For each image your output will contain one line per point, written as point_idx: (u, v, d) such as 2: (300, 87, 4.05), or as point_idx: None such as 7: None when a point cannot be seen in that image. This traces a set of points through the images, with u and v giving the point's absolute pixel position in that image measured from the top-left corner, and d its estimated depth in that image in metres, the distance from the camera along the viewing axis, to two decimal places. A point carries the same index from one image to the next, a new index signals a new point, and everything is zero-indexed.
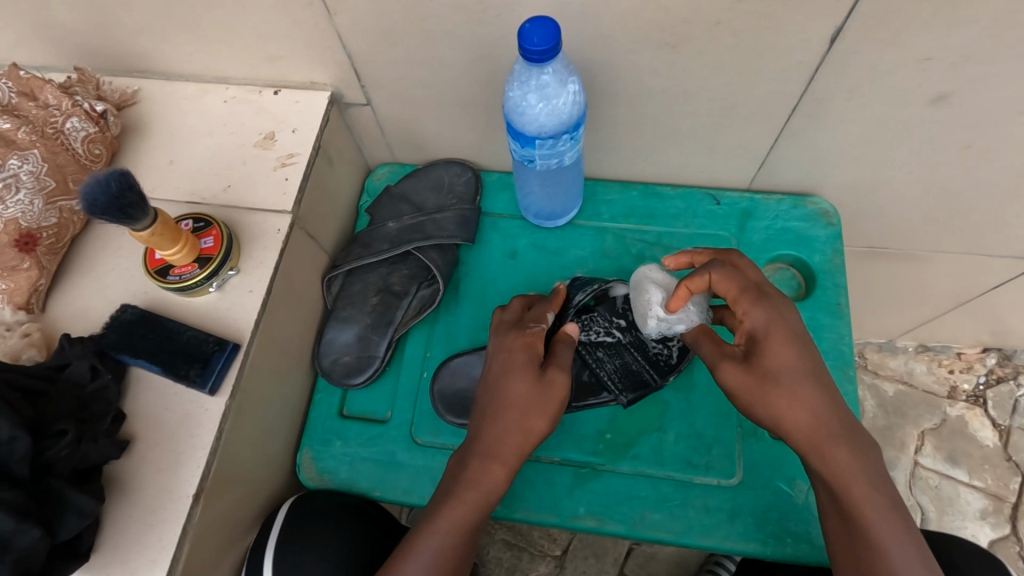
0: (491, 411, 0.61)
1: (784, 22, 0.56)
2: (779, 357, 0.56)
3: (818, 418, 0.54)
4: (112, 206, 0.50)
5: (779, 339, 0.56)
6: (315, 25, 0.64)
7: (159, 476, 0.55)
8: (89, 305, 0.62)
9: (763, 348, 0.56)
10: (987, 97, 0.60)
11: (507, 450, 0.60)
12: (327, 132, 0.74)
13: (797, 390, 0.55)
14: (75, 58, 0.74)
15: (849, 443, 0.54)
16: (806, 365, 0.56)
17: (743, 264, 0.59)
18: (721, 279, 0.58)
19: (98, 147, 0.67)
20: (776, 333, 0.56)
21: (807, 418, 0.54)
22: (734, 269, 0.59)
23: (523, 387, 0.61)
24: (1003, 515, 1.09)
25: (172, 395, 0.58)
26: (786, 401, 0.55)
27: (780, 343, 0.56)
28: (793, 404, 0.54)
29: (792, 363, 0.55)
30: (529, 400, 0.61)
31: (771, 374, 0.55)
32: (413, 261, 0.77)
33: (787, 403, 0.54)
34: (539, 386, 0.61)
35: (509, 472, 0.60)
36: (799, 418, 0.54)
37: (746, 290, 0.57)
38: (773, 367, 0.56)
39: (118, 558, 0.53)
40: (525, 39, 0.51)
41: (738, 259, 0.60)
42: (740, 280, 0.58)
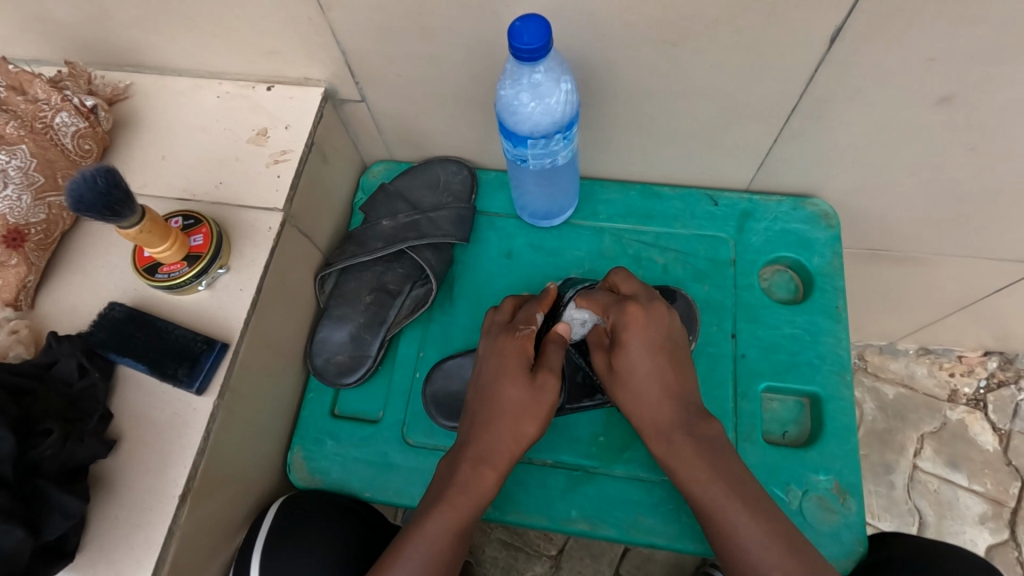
0: (488, 416, 0.61)
1: (784, 20, 0.55)
2: (633, 355, 0.61)
3: (661, 406, 0.61)
4: (98, 202, 0.49)
5: (637, 335, 0.61)
6: (309, 20, 0.63)
7: (146, 476, 0.55)
8: (78, 302, 0.62)
9: (625, 326, 0.62)
10: (990, 99, 0.59)
11: (500, 457, 0.60)
12: (322, 128, 0.73)
13: (633, 370, 0.62)
14: (68, 52, 0.73)
15: (709, 461, 0.58)
16: (659, 363, 0.62)
17: (627, 279, 0.65)
18: (621, 284, 0.65)
19: (89, 142, 0.66)
20: (635, 329, 0.61)
21: (637, 403, 0.62)
22: (627, 282, 0.65)
23: (517, 392, 0.60)
24: (1002, 520, 1.08)
25: (160, 394, 0.57)
26: (630, 389, 0.62)
27: (634, 339, 0.61)
28: (642, 388, 0.62)
29: (646, 352, 0.61)
30: (522, 406, 0.60)
31: (623, 360, 0.62)
32: (407, 259, 0.76)
33: (628, 393, 0.62)
34: (533, 390, 0.61)
35: (500, 477, 0.60)
36: (643, 400, 0.61)
37: (612, 301, 0.64)
38: (625, 360, 0.62)
39: (104, 558, 0.52)
40: (516, 38, 0.50)
41: (619, 278, 0.66)
42: (640, 291, 0.64)
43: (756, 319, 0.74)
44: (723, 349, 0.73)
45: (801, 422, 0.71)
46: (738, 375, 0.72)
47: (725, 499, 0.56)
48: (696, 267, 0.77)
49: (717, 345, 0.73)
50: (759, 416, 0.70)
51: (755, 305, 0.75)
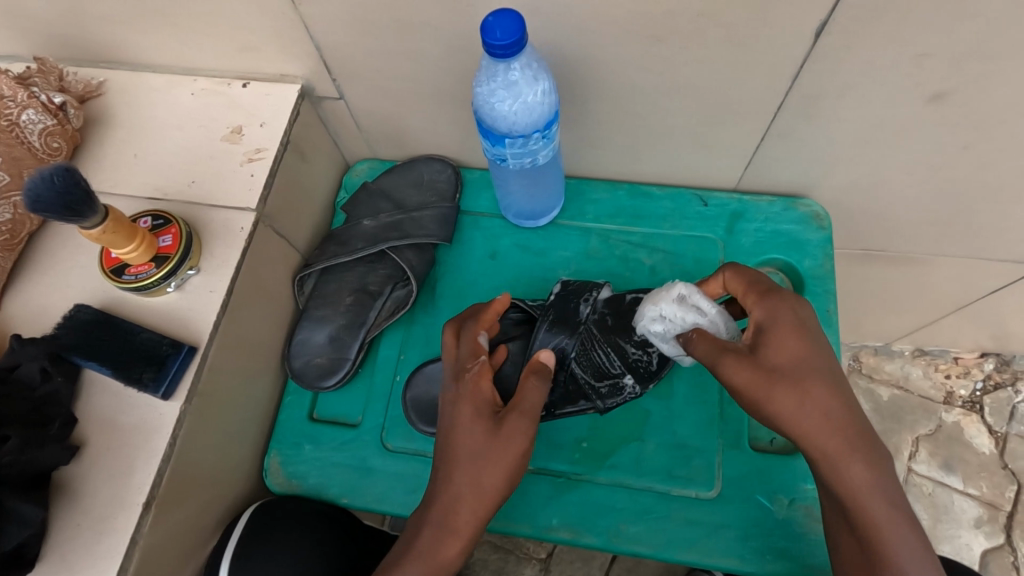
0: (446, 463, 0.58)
1: (766, 14, 0.53)
2: (784, 346, 0.53)
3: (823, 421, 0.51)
4: (57, 202, 0.48)
5: (790, 330, 0.53)
6: (281, 13, 0.61)
7: (110, 483, 0.53)
8: (44, 304, 0.60)
9: (778, 330, 0.54)
10: (981, 95, 0.57)
11: (459, 510, 0.58)
12: (299, 125, 0.72)
13: (784, 357, 0.53)
14: (40, 48, 0.71)
15: (865, 454, 0.50)
16: (803, 352, 0.53)
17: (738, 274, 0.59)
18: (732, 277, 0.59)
19: (57, 140, 0.64)
20: (784, 324, 0.54)
21: (823, 420, 0.51)
22: (739, 280, 0.58)
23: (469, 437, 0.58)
24: (998, 524, 1.07)
25: (126, 399, 0.56)
26: (797, 395, 0.51)
27: (785, 335, 0.53)
28: (799, 390, 0.52)
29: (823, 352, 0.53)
30: (475, 450, 0.57)
31: (771, 351, 0.53)
32: (389, 260, 0.75)
33: (801, 403, 0.51)
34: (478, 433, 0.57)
35: (468, 537, 0.58)
36: (807, 404, 0.51)
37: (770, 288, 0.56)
38: (775, 352, 0.53)
39: (64, 569, 0.51)
40: (488, 33, 0.49)
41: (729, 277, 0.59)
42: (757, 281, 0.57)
43: None
44: None
45: None
46: None
47: (887, 522, 0.49)
48: (684, 268, 0.76)
49: None
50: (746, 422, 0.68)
51: None
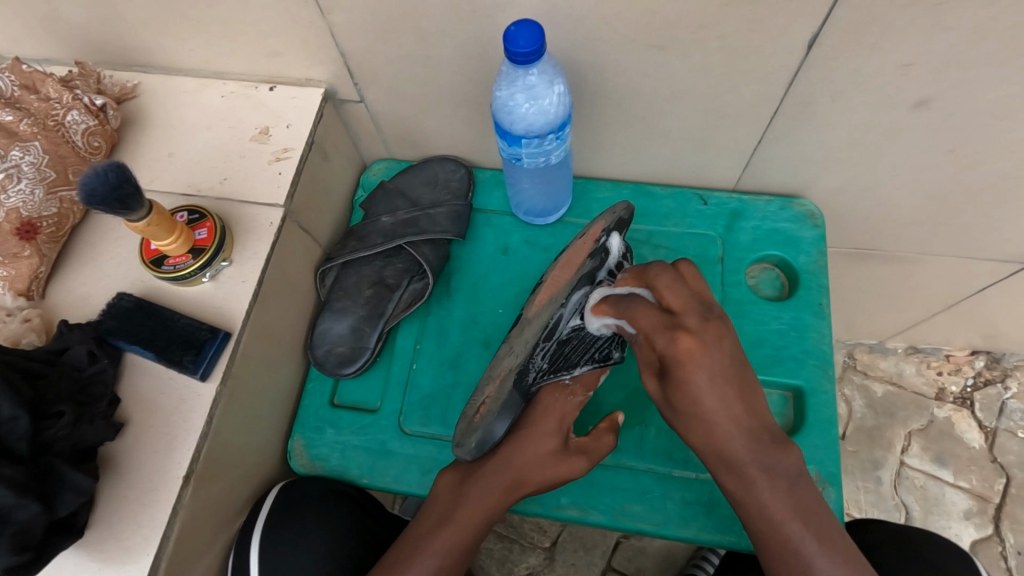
0: (512, 485, 0.62)
1: (764, 25, 0.57)
2: (697, 382, 0.55)
3: (727, 432, 0.56)
4: (109, 196, 0.52)
5: (697, 373, 0.55)
6: (310, 22, 0.65)
7: (153, 458, 0.57)
8: (86, 293, 0.64)
9: (680, 361, 0.55)
10: (963, 103, 0.61)
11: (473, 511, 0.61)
12: (322, 127, 0.76)
13: (694, 401, 0.56)
14: (78, 52, 0.75)
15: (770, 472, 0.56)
16: (725, 391, 0.56)
17: (641, 311, 0.59)
18: (664, 290, 0.59)
19: (98, 139, 0.69)
20: (690, 367, 0.55)
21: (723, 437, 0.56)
22: (676, 297, 0.58)
23: (545, 467, 0.62)
24: (987, 515, 1.11)
25: (166, 380, 0.60)
26: (699, 420, 0.57)
27: (688, 370, 0.55)
28: (709, 416, 0.56)
29: (707, 380, 0.55)
30: (549, 479, 0.63)
31: (684, 394, 0.56)
32: (406, 255, 0.79)
33: (708, 428, 0.57)
34: (566, 467, 0.63)
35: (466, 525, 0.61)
36: (716, 432, 0.56)
37: (696, 318, 0.57)
38: (682, 392, 0.56)
39: (112, 536, 0.54)
40: (511, 41, 0.53)
41: (637, 305, 0.59)
42: (658, 321, 0.58)
43: (741, 315, 0.77)
44: None
45: (785, 414, 0.73)
46: None
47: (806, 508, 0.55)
48: None
49: None
50: None
51: (741, 301, 0.77)
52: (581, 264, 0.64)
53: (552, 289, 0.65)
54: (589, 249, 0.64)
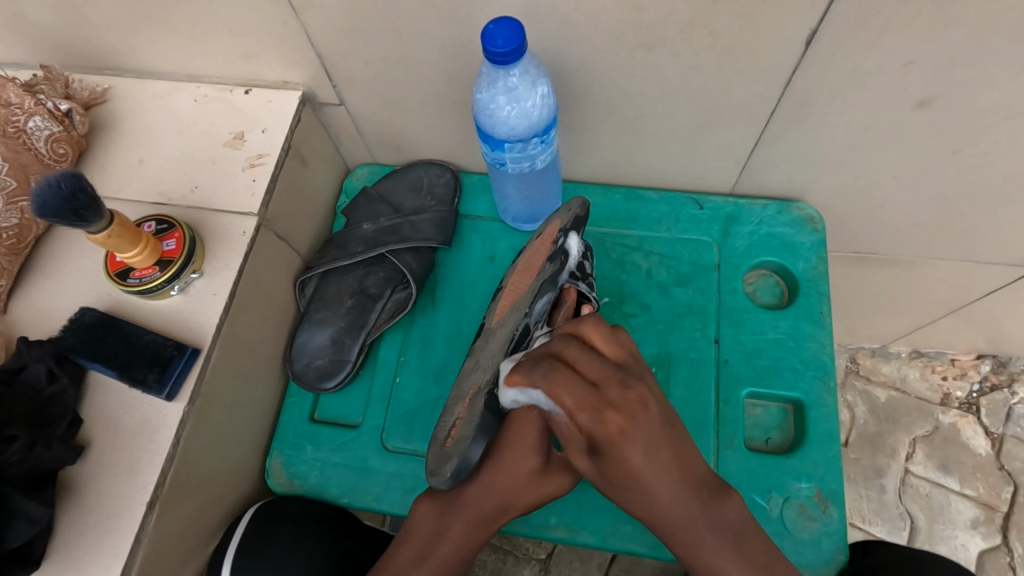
0: (492, 515, 0.59)
1: (758, 22, 0.54)
2: (630, 462, 0.51)
3: (664, 513, 0.52)
4: (63, 208, 0.49)
5: (637, 454, 0.50)
6: (283, 22, 0.62)
7: (115, 482, 0.54)
8: (49, 307, 0.61)
9: (611, 441, 0.51)
10: (969, 102, 0.58)
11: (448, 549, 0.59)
12: (300, 131, 0.73)
13: (634, 483, 0.51)
14: (45, 55, 0.73)
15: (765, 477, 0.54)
16: (662, 461, 0.51)
17: (560, 382, 0.51)
18: (574, 360, 0.53)
19: (64, 146, 0.66)
20: (626, 443, 0.50)
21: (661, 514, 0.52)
22: (591, 366, 0.52)
23: (529, 491, 0.58)
24: (994, 524, 1.08)
25: (130, 399, 0.57)
26: (639, 492, 0.52)
27: (620, 455, 0.51)
28: (648, 488, 0.51)
29: (643, 455, 0.51)
30: (537, 499, 0.59)
31: (621, 470, 0.51)
32: (388, 263, 0.76)
33: (644, 501, 0.52)
34: (550, 485, 0.59)
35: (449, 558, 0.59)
36: (654, 503, 0.52)
37: (592, 394, 0.51)
38: (621, 472, 0.52)
39: (70, 566, 0.52)
40: (489, 41, 0.50)
41: (558, 380, 0.51)
42: (587, 395, 0.51)
43: (738, 324, 0.74)
44: (704, 355, 0.72)
45: (784, 428, 0.70)
46: (719, 380, 0.71)
47: None
48: (679, 270, 0.77)
49: (699, 350, 0.73)
50: (742, 423, 0.69)
51: (738, 310, 0.74)
52: (542, 267, 0.63)
53: (513, 297, 0.64)
54: (548, 251, 0.63)
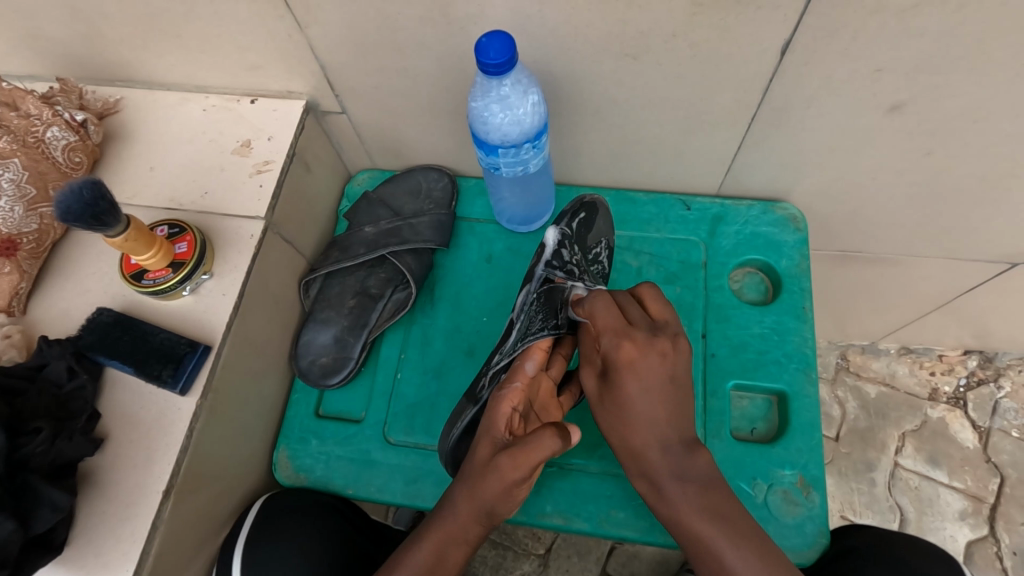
0: (464, 521, 0.59)
1: (736, 33, 0.58)
2: (627, 393, 0.59)
3: (645, 446, 0.59)
4: (85, 213, 0.52)
5: (639, 385, 0.59)
6: (288, 36, 0.66)
7: (132, 472, 0.57)
8: (67, 309, 0.64)
9: (621, 367, 0.59)
10: (937, 107, 0.61)
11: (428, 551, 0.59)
12: (304, 138, 0.76)
13: (626, 407, 0.60)
14: (60, 68, 0.76)
15: None
16: (658, 399, 0.60)
17: (601, 308, 0.61)
18: (628, 306, 0.63)
19: (79, 155, 0.69)
20: (631, 376, 0.59)
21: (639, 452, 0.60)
22: (632, 306, 0.63)
23: (483, 482, 0.57)
24: (981, 516, 1.10)
25: (146, 394, 0.60)
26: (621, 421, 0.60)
27: (626, 376, 0.59)
28: (638, 419, 0.60)
29: (638, 388, 0.59)
30: (501, 490, 0.57)
31: (614, 395, 0.60)
32: (389, 264, 0.79)
33: (629, 431, 0.60)
34: (494, 471, 0.57)
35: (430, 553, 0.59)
36: (631, 433, 0.60)
37: (621, 326, 0.60)
38: (620, 397, 0.60)
39: (91, 552, 0.55)
40: (482, 53, 0.53)
41: (600, 303, 0.61)
42: (616, 322, 0.60)
43: (724, 319, 0.77)
44: (692, 349, 0.75)
45: (769, 419, 0.73)
46: (707, 374, 0.74)
47: None
48: (668, 269, 0.80)
49: None
50: (727, 414, 0.72)
51: (725, 306, 0.78)
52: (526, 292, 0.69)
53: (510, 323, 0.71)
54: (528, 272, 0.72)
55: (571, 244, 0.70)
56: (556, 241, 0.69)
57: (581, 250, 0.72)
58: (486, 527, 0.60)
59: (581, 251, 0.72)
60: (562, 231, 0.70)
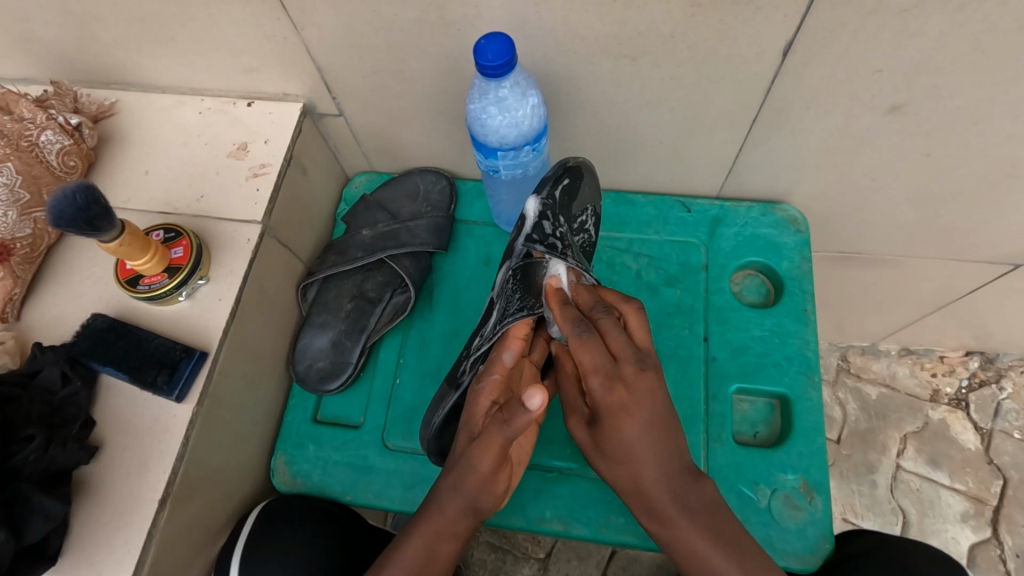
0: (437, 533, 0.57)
1: (735, 35, 0.57)
2: (623, 436, 0.54)
3: (648, 487, 0.54)
4: (78, 218, 0.51)
5: (635, 428, 0.53)
6: (284, 38, 0.65)
7: (127, 481, 0.57)
8: (61, 315, 0.64)
9: (611, 411, 0.54)
10: (939, 108, 0.61)
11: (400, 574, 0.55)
12: (300, 141, 0.75)
13: (623, 454, 0.55)
14: (55, 71, 0.75)
15: None
16: (653, 442, 0.54)
17: (586, 344, 0.55)
18: (607, 335, 0.56)
19: (74, 159, 0.69)
20: (624, 422, 0.54)
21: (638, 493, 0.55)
22: (619, 341, 0.55)
23: (461, 476, 0.57)
24: (984, 518, 1.10)
25: (141, 400, 0.59)
26: (626, 466, 0.55)
27: (616, 420, 0.54)
28: (635, 465, 0.54)
29: (637, 431, 0.53)
30: (479, 482, 0.57)
31: (612, 440, 0.55)
32: (387, 267, 0.78)
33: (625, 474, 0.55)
34: (468, 461, 0.56)
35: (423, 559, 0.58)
36: (639, 479, 0.55)
37: (608, 370, 0.54)
38: (613, 443, 0.55)
39: (85, 561, 0.54)
40: (480, 55, 0.53)
41: (588, 335, 0.55)
42: (601, 360, 0.55)
43: (725, 322, 0.76)
44: (693, 352, 0.75)
45: (771, 422, 0.73)
46: (707, 377, 0.74)
47: None
48: (668, 271, 0.79)
49: (688, 347, 0.75)
50: (728, 417, 0.72)
51: (725, 308, 0.77)
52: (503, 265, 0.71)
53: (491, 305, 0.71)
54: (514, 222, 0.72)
55: (553, 215, 0.69)
56: (537, 212, 0.68)
57: (567, 221, 0.71)
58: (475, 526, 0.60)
59: (566, 219, 0.70)
60: (544, 200, 0.68)
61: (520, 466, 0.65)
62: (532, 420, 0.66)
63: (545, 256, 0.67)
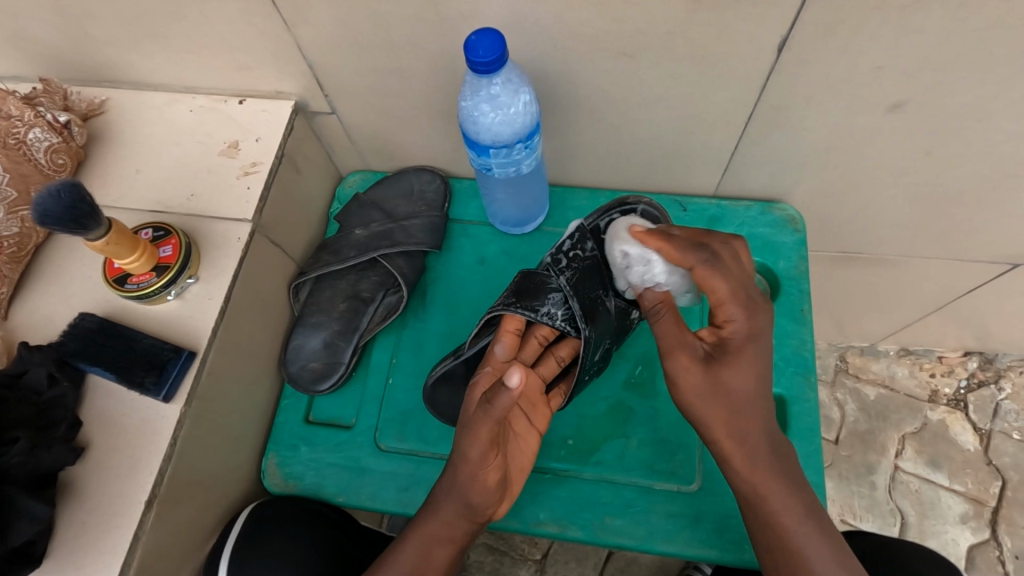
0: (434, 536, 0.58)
1: (731, 31, 0.56)
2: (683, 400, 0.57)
3: (718, 446, 0.57)
4: (64, 216, 0.51)
5: (695, 397, 0.56)
6: (275, 35, 0.65)
7: (114, 482, 0.56)
8: (49, 314, 0.63)
9: (677, 361, 0.56)
10: (937, 105, 0.60)
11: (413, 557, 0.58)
12: (293, 140, 0.75)
13: (690, 413, 0.57)
14: (45, 69, 0.75)
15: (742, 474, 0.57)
16: (717, 413, 0.56)
17: (661, 311, 0.58)
18: (716, 276, 0.56)
19: (63, 156, 0.68)
20: (689, 380, 0.56)
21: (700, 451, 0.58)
22: (719, 286, 0.56)
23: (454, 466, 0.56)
24: (983, 519, 1.09)
25: (129, 401, 0.59)
26: (699, 431, 0.58)
27: (685, 388, 0.56)
28: (700, 423, 0.57)
29: (692, 396, 0.56)
30: (467, 473, 0.55)
31: (670, 393, 0.58)
32: (380, 267, 0.78)
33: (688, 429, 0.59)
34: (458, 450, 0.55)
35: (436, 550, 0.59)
36: (704, 444, 0.58)
37: (677, 328, 0.57)
38: (679, 401, 0.58)
39: (71, 563, 0.53)
40: (472, 51, 0.52)
41: (662, 307, 0.59)
42: (674, 323, 0.58)
43: None
44: None
45: None
46: None
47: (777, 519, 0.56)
48: None
49: None
50: None
51: None
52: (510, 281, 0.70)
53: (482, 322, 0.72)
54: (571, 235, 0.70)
55: (582, 239, 0.68)
56: (574, 232, 0.69)
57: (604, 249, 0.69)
58: (472, 526, 0.59)
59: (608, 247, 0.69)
60: (587, 223, 0.70)
61: (520, 475, 0.63)
62: (535, 431, 0.64)
63: (546, 269, 0.68)
